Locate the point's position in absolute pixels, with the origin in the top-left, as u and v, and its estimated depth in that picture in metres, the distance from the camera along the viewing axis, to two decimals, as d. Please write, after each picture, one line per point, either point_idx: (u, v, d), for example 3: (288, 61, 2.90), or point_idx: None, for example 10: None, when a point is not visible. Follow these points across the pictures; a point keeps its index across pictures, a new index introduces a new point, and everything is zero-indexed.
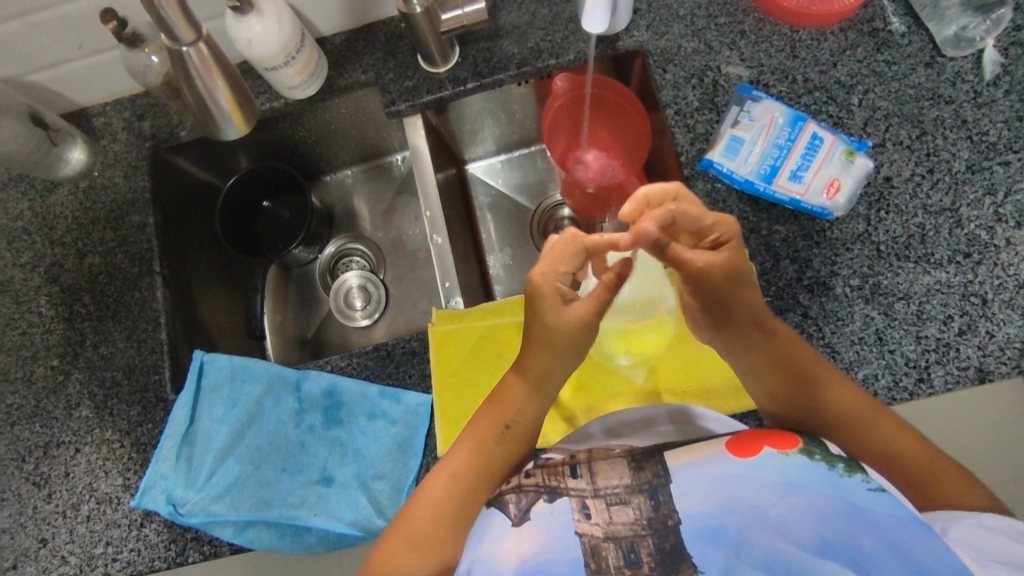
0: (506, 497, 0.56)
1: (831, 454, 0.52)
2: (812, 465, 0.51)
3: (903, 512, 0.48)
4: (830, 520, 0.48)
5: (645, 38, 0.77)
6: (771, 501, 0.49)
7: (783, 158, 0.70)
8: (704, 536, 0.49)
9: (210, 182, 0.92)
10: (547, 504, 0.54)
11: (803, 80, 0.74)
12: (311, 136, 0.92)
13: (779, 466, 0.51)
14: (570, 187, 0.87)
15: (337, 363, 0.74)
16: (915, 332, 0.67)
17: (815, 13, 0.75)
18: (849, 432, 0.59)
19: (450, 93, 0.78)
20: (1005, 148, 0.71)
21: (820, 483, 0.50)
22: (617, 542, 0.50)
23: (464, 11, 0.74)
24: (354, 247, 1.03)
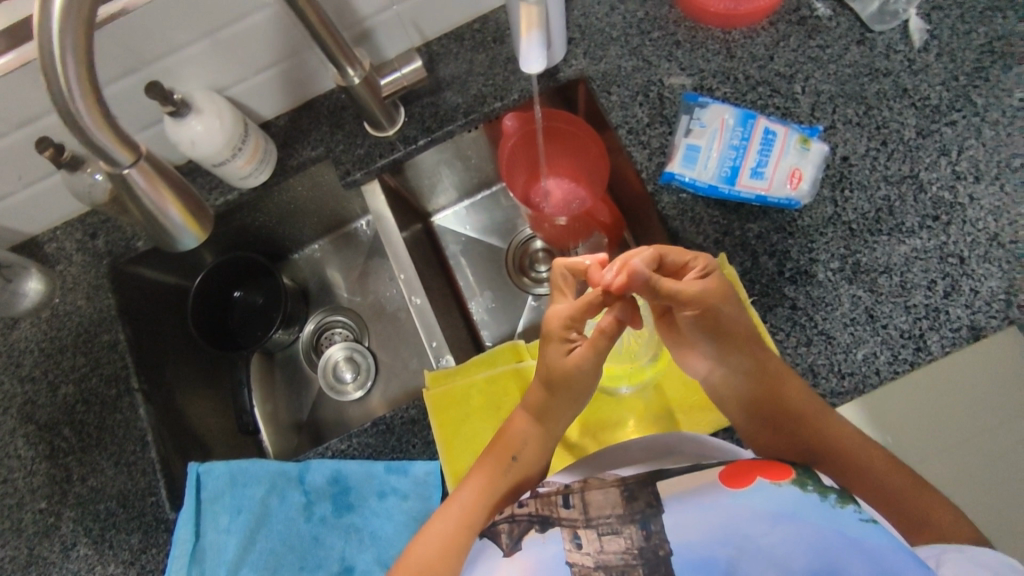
0: (498, 527, 0.56)
1: (823, 485, 0.52)
2: (805, 496, 0.51)
3: (898, 543, 0.47)
4: (821, 551, 0.46)
5: (584, 65, 0.78)
6: (763, 531, 0.48)
7: (741, 158, 0.70)
8: (694, 567, 0.48)
9: (177, 284, 0.90)
10: (540, 534, 0.54)
11: (744, 79, 0.75)
12: (272, 220, 0.90)
13: (771, 496, 0.50)
14: (539, 222, 0.85)
15: (337, 448, 0.71)
16: (903, 303, 0.67)
17: (742, 13, 0.76)
18: (842, 465, 0.58)
19: (403, 153, 0.78)
20: (948, 108, 0.72)
21: (814, 514, 0.49)
22: (607, 571, 0.50)
23: (402, 73, 0.75)
24: (335, 318, 1.01)
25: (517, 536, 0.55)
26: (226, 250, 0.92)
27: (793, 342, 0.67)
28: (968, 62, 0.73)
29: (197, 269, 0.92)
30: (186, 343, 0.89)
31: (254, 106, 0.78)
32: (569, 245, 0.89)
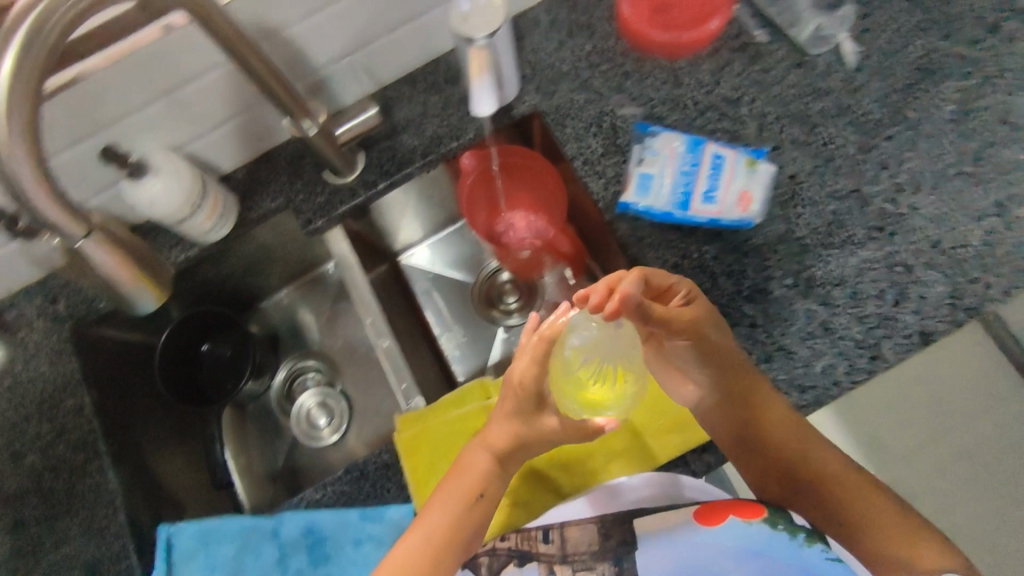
0: (479, 561, 0.64)
1: (795, 524, 0.61)
2: (774, 535, 0.61)
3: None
4: None
5: (537, 100, 0.79)
6: (729, 565, 0.61)
7: (693, 183, 0.72)
8: None
9: (144, 341, 0.88)
10: (518, 569, 0.64)
11: (693, 104, 0.77)
12: (238, 272, 0.90)
13: (740, 535, 0.61)
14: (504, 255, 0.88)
15: (312, 497, 0.71)
16: (857, 313, 0.69)
17: (686, 43, 0.77)
18: (811, 507, 0.64)
19: (364, 198, 0.79)
20: (886, 123, 0.75)
21: (780, 553, 0.60)
22: None
23: (358, 121, 0.76)
24: (307, 363, 1.01)
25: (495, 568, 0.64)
26: (193, 304, 0.92)
27: (755, 359, 0.69)
28: (901, 79, 0.75)
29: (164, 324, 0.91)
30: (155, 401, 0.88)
31: (212, 160, 0.78)
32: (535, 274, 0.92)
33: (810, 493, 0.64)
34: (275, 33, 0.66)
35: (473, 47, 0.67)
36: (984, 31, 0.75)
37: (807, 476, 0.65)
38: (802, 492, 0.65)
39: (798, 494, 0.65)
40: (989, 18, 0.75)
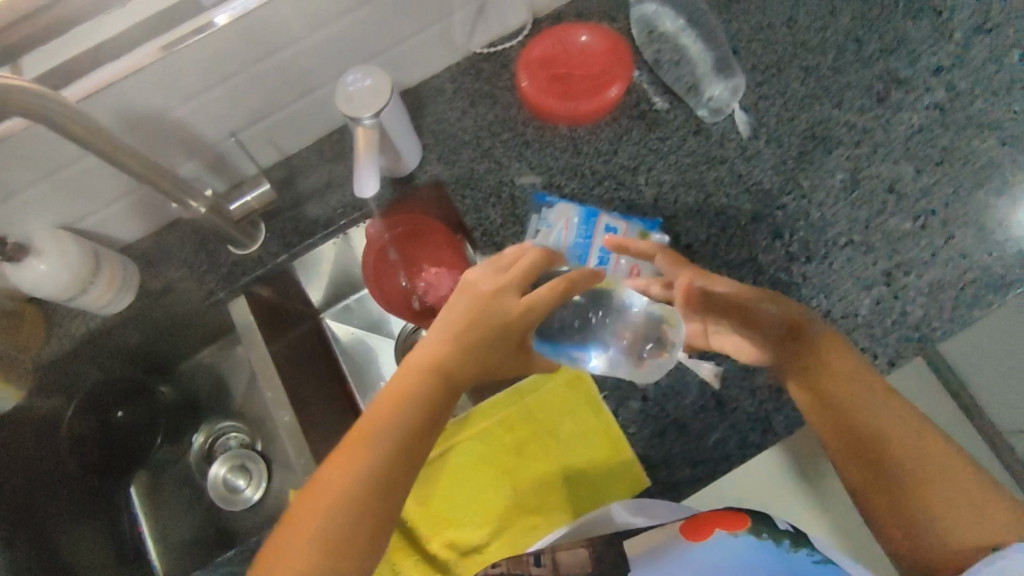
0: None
1: (778, 531, 0.57)
2: (758, 543, 0.56)
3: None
4: None
5: (439, 170, 0.80)
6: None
7: (586, 255, 0.74)
8: None
9: (59, 409, 0.86)
10: None
11: (591, 173, 0.78)
12: (154, 342, 0.90)
13: (729, 549, 0.55)
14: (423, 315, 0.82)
15: None
16: (748, 385, 0.70)
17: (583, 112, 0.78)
18: (869, 462, 0.59)
19: (264, 271, 0.80)
20: (780, 192, 0.76)
21: (772, 562, 0.54)
22: None
23: (251, 196, 0.76)
24: (228, 425, 1.01)
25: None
26: (108, 374, 0.90)
27: (646, 434, 0.70)
28: (793, 147, 0.76)
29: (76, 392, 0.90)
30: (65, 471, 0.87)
31: (111, 234, 0.78)
32: None
33: (874, 446, 0.59)
34: (160, 117, 0.66)
35: (360, 126, 0.66)
36: (873, 100, 0.77)
37: (868, 431, 0.59)
38: (852, 446, 0.60)
39: (863, 449, 0.59)
40: (877, 87, 0.77)
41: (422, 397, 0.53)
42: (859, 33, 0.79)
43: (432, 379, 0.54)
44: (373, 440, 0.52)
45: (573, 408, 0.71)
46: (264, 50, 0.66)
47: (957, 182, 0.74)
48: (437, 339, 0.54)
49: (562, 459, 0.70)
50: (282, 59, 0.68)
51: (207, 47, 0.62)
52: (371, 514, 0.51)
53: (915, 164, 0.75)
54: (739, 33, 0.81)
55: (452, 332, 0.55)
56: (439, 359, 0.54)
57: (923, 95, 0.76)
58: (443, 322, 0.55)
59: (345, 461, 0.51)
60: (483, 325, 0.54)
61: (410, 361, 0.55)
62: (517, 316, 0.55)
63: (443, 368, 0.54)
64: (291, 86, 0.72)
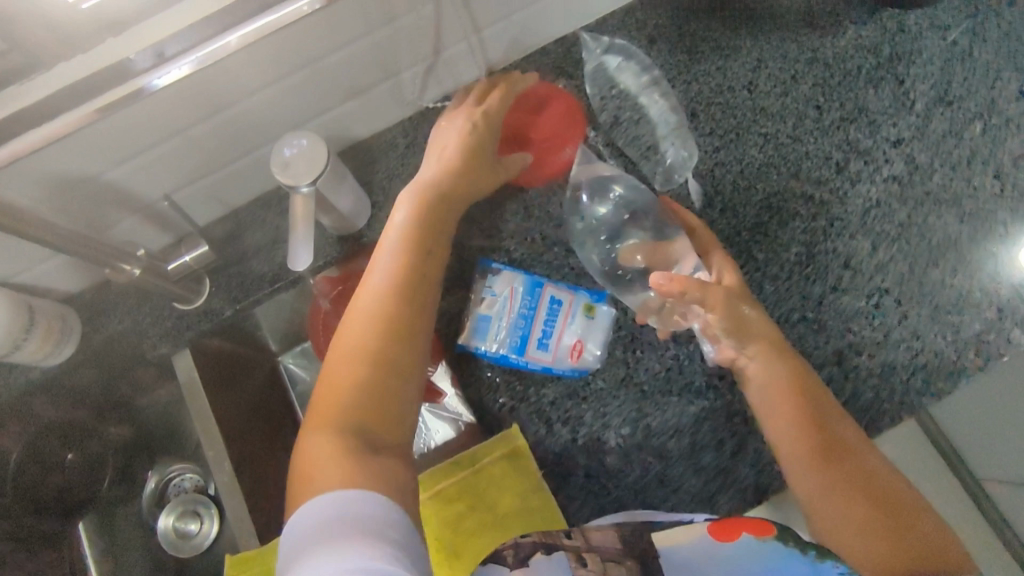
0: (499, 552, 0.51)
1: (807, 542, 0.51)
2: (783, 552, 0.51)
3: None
4: None
5: (387, 230, 0.80)
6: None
7: (529, 327, 0.71)
8: None
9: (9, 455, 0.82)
10: (544, 556, 0.51)
11: (541, 238, 0.76)
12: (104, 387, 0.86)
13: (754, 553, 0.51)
14: None
15: None
16: (692, 464, 0.69)
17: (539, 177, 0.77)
18: (816, 447, 0.59)
19: (208, 325, 0.79)
20: (733, 263, 0.74)
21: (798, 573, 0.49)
22: None
23: (190, 256, 0.76)
24: (180, 467, 0.98)
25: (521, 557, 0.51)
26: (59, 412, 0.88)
27: (586, 512, 0.69)
28: (748, 217, 0.75)
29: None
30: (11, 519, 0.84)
31: (52, 287, 0.77)
32: None
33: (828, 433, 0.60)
34: (94, 178, 0.65)
35: (297, 194, 0.66)
36: (831, 170, 0.76)
37: (832, 439, 0.60)
38: (821, 437, 0.60)
39: (823, 446, 0.59)
40: (835, 157, 0.76)
41: (382, 285, 0.60)
42: (818, 100, 0.78)
43: (401, 278, 0.60)
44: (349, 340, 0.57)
45: (510, 485, 0.68)
46: (204, 110, 0.65)
47: (914, 260, 0.72)
48: (396, 244, 0.63)
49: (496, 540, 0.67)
50: (224, 119, 0.67)
51: (142, 107, 0.60)
52: (369, 393, 0.54)
53: (873, 240, 0.73)
54: (697, 95, 0.79)
55: (411, 208, 0.66)
56: (413, 258, 0.62)
57: (882, 167, 0.75)
58: (392, 242, 0.63)
59: (344, 347, 0.57)
60: (433, 190, 0.67)
61: (370, 278, 0.61)
62: (448, 205, 0.68)
63: (417, 238, 0.64)
64: (234, 144, 0.71)
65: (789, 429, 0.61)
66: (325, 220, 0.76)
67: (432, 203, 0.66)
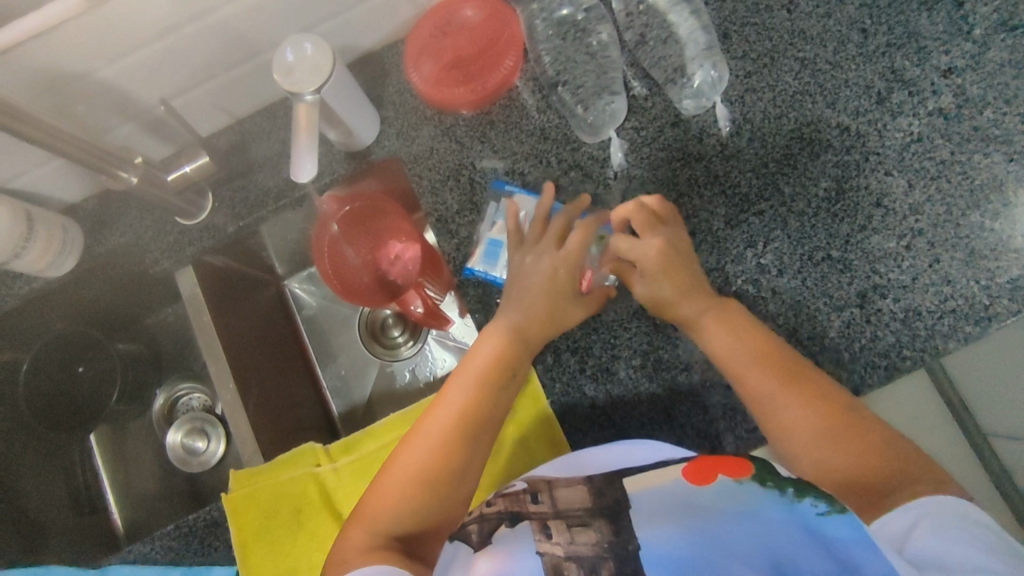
0: (468, 529, 0.56)
1: (783, 480, 0.53)
2: (764, 493, 0.52)
3: (859, 535, 0.48)
4: (783, 545, 0.48)
5: (396, 147, 0.75)
6: (729, 528, 0.50)
7: None
8: (662, 562, 0.49)
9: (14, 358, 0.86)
10: (509, 529, 0.54)
11: (556, 162, 0.73)
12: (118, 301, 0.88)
13: (730, 494, 0.52)
14: (385, 287, 0.79)
15: (140, 551, 0.71)
16: (701, 402, 0.67)
17: (494, 84, 0.74)
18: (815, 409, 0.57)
19: (211, 241, 0.77)
20: (757, 197, 0.70)
21: (772, 510, 0.50)
22: (579, 562, 0.50)
23: (187, 166, 0.72)
24: (182, 387, 0.99)
25: (487, 534, 0.55)
26: (66, 322, 0.90)
27: (589, 443, 0.67)
28: (777, 148, 0.71)
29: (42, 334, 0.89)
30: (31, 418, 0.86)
31: (51, 193, 0.75)
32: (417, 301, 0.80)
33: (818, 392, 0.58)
34: (85, 77, 0.62)
35: (300, 102, 0.63)
36: (871, 101, 0.71)
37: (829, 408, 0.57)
38: (801, 396, 0.58)
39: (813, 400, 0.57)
40: (877, 87, 0.71)
41: (449, 419, 0.60)
42: (864, 23, 0.72)
43: (494, 371, 0.62)
44: (408, 454, 0.59)
45: (526, 428, 0.68)
46: (203, 5, 0.60)
47: (951, 201, 0.68)
48: (471, 377, 0.62)
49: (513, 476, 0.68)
50: (222, 20, 0.63)
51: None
52: (434, 483, 0.58)
53: (909, 178, 0.69)
54: (730, 15, 0.73)
55: (501, 339, 0.63)
56: (489, 392, 0.61)
57: (928, 99, 0.70)
58: (499, 323, 0.64)
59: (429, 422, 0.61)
60: (506, 344, 0.63)
61: (468, 364, 0.63)
62: (539, 329, 0.65)
63: (499, 362, 0.63)
64: (234, 50, 0.67)
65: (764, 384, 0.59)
66: (329, 133, 0.72)
67: (522, 337, 0.64)
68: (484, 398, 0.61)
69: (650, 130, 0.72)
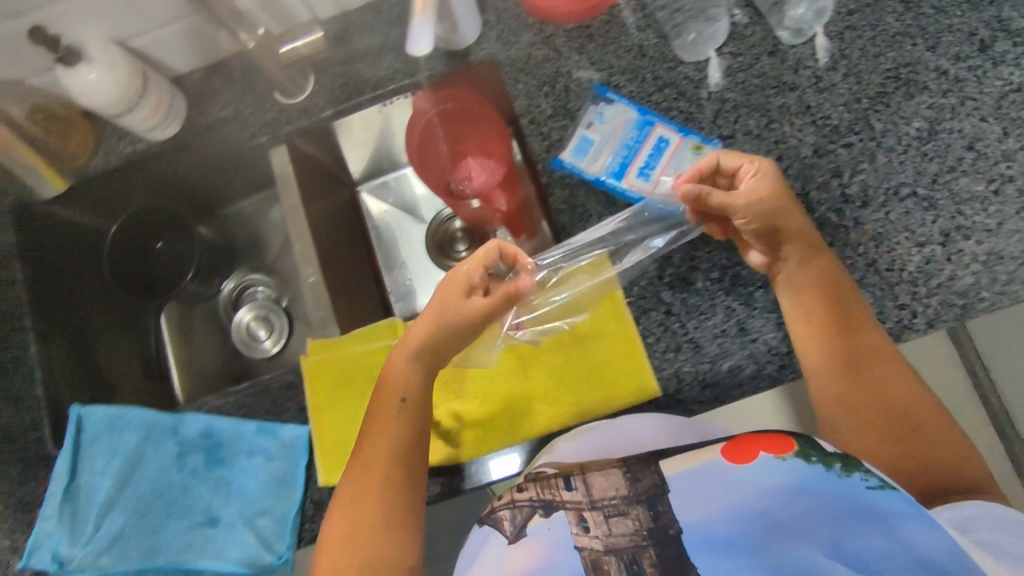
0: (499, 514, 0.57)
1: (829, 454, 0.52)
2: (809, 468, 0.52)
3: (910, 510, 0.49)
4: (831, 524, 0.49)
5: (495, 50, 0.77)
6: (773, 505, 0.51)
7: (631, 157, 0.71)
8: (708, 542, 0.50)
9: (94, 226, 0.91)
10: (544, 519, 0.55)
11: (652, 79, 0.74)
12: (195, 174, 0.90)
13: (776, 469, 0.52)
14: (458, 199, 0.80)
15: (215, 404, 0.75)
16: (775, 319, 0.67)
17: None
18: (842, 341, 0.63)
19: (309, 122, 0.79)
20: (847, 130, 0.71)
21: (821, 485, 0.51)
22: (617, 555, 0.51)
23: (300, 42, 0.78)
24: (255, 278, 1.03)
25: (519, 523, 0.56)
26: (142, 199, 0.93)
27: (662, 347, 0.68)
28: (873, 86, 0.71)
29: (124, 208, 0.93)
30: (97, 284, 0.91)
31: (165, 60, 0.80)
32: (500, 200, 0.80)
33: (845, 312, 0.64)
34: None
35: None
36: (973, 48, 0.71)
37: (847, 350, 0.63)
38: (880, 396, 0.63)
39: (837, 330, 0.64)
40: (981, 35, 0.71)
41: (395, 452, 0.62)
42: None
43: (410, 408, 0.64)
44: (369, 492, 0.61)
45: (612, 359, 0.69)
46: None
47: None
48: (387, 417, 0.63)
49: (584, 393, 0.69)
50: None
51: None
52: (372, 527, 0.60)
53: (1005, 126, 0.69)
54: None
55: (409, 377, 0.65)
56: (408, 424, 0.64)
57: None
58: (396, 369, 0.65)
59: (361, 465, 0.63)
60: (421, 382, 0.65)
61: (382, 406, 0.64)
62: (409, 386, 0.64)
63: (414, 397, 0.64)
64: None
65: (793, 298, 0.65)
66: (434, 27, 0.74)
67: (429, 369, 0.65)
68: (398, 434, 0.63)
69: (748, 58, 0.74)
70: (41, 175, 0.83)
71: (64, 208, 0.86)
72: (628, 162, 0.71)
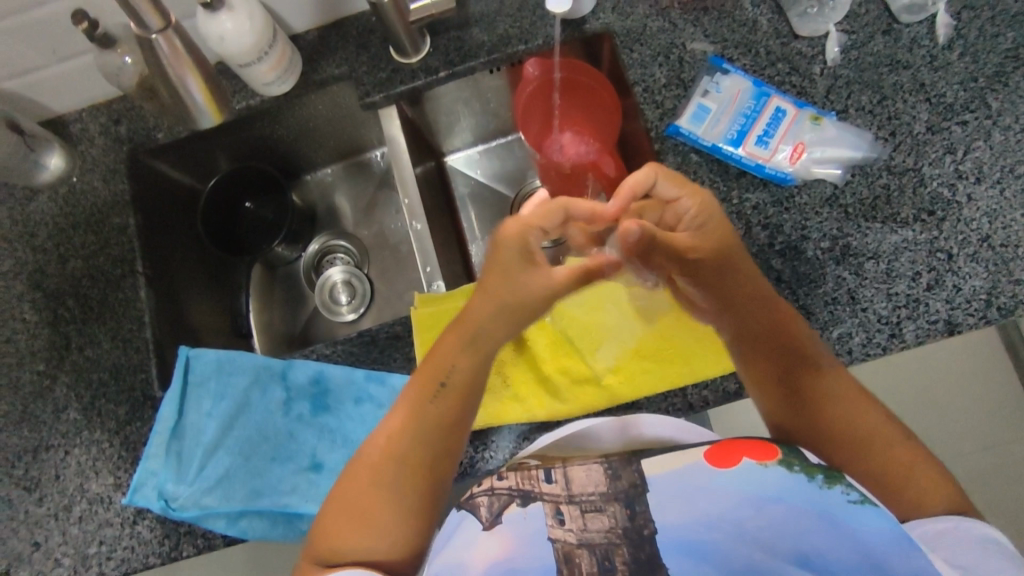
0: (477, 499, 0.51)
1: (811, 465, 0.49)
2: (790, 477, 0.48)
3: (884, 526, 0.45)
4: (804, 535, 0.45)
5: (611, 20, 0.79)
6: (749, 514, 0.46)
7: (749, 125, 0.73)
8: (681, 548, 0.45)
9: (188, 184, 0.92)
10: (521, 508, 0.50)
11: (765, 53, 0.76)
12: (291, 135, 0.92)
13: (753, 477, 0.48)
14: (547, 169, 0.88)
15: (322, 351, 0.76)
16: (886, 289, 0.68)
17: None
18: (792, 376, 0.60)
19: (422, 82, 0.80)
20: (962, 108, 0.72)
21: (799, 496, 0.47)
22: (591, 549, 0.46)
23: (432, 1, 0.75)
24: (338, 244, 1.02)
25: (495, 511, 0.50)
26: (236, 160, 0.94)
27: None
28: (989, 66, 0.73)
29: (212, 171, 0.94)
30: (193, 239, 0.93)
31: (284, 16, 0.81)
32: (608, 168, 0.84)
33: (779, 317, 0.61)
34: None
35: None
36: None
37: (791, 373, 0.60)
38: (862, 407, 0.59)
39: (780, 386, 0.61)
40: None
41: (413, 439, 0.58)
42: None
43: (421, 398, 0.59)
44: (379, 477, 0.58)
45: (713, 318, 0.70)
46: None
47: None
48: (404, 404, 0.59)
49: (688, 350, 0.69)
50: None
51: None
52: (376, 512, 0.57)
53: None
54: None
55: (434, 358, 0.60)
56: (439, 414, 0.58)
57: None
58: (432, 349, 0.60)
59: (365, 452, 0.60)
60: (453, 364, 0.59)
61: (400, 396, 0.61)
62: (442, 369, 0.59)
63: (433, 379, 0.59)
64: None
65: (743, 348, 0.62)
66: None
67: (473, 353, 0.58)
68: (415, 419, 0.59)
69: (862, 36, 0.75)
70: (204, 108, 0.79)
71: (160, 157, 0.86)
72: (746, 129, 0.73)
